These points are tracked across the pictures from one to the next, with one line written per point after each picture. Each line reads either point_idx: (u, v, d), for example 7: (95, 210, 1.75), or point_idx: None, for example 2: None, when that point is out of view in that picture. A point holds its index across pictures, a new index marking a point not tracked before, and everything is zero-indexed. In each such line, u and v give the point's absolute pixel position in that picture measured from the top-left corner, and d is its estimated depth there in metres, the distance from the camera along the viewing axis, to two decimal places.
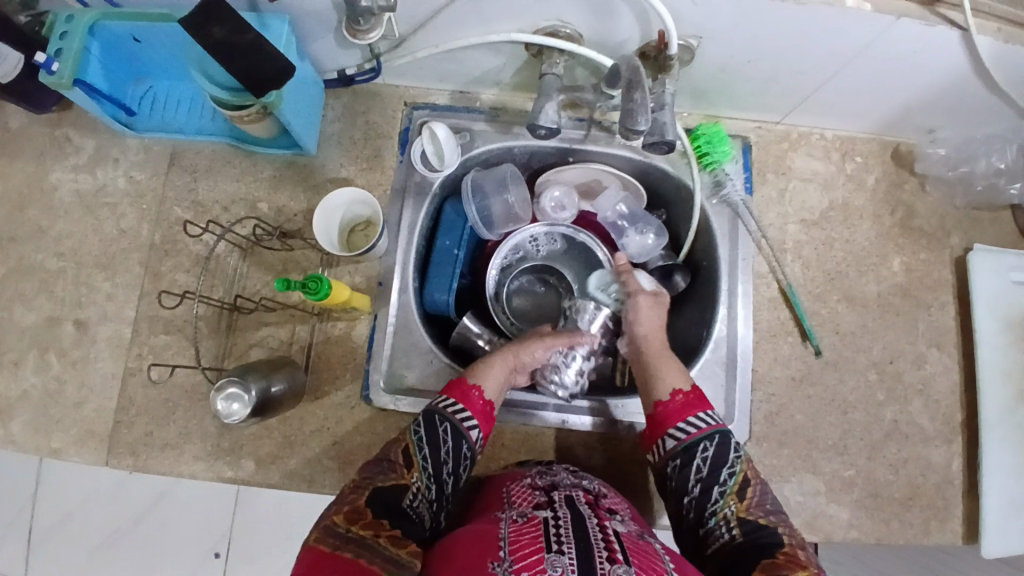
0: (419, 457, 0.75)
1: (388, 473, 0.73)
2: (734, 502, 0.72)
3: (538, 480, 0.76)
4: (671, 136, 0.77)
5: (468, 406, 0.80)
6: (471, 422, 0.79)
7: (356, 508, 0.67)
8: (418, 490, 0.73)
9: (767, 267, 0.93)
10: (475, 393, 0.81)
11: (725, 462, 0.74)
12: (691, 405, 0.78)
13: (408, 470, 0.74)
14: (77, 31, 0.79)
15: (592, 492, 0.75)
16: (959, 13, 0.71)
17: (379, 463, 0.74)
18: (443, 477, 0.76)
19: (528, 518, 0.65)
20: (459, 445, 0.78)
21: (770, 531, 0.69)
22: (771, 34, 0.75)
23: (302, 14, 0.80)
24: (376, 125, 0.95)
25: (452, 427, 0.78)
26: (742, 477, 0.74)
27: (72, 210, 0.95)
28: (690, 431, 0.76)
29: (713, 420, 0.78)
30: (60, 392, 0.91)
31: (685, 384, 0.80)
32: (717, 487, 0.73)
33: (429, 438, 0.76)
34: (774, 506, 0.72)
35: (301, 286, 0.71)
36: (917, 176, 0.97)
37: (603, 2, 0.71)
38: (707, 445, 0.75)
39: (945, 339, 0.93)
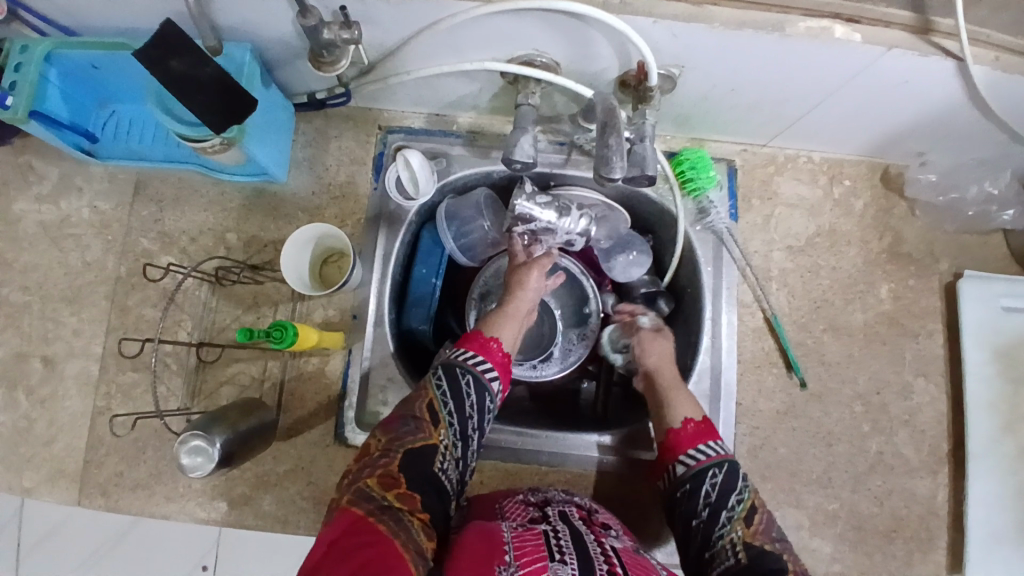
0: (445, 413, 0.71)
1: (417, 431, 0.69)
2: (742, 528, 0.69)
3: (530, 496, 0.76)
4: (652, 170, 0.72)
5: (488, 357, 0.78)
6: (491, 373, 0.77)
7: (389, 474, 0.64)
8: (446, 449, 0.70)
9: (751, 296, 0.92)
10: (493, 345, 0.79)
11: (734, 488, 0.71)
12: (702, 433, 0.77)
13: (436, 428, 0.70)
14: (30, 61, 0.74)
15: (584, 508, 0.75)
16: (954, 43, 0.67)
17: (405, 421, 0.69)
18: (469, 432, 0.73)
19: (529, 528, 0.65)
20: (483, 398, 0.75)
21: (775, 558, 0.67)
22: (756, 64, 0.72)
23: (265, 41, 0.76)
24: (350, 150, 0.92)
25: (474, 380, 0.75)
26: (751, 504, 0.71)
27: (36, 242, 0.92)
28: (699, 458, 0.74)
29: (722, 450, 0.75)
30: (29, 430, 0.88)
31: (696, 412, 0.79)
32: (724, 513, 0.70)
33: (453, 392, 0.73)
34: (781, 535, 0.70)
35: (265, 334, 0.71)
36: (907, 201, 0.95)
37: (578, 33, 0.68)
38: (716, 471, 0.73)
39: (932, 368, 0.92)
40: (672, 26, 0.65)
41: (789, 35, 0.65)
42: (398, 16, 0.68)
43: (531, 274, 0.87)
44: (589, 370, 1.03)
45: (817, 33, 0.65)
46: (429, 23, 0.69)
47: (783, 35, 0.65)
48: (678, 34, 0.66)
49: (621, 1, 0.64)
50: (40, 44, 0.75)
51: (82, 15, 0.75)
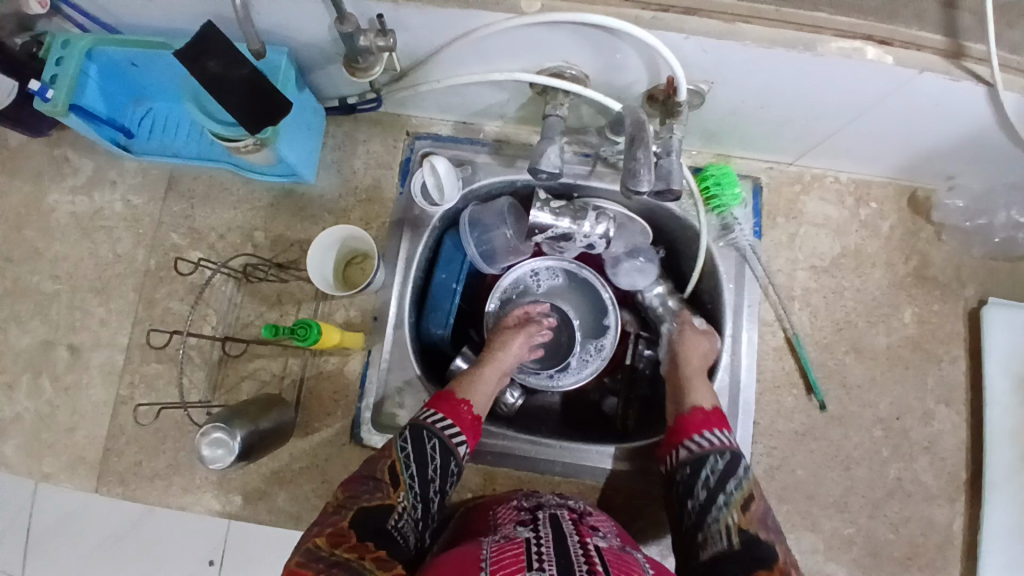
0: (406, 475, 0.71)
1: (375, 491, 0.69)
2: (737, 514, 0.71)
3: (524, 501, 0.76)
4: (677, 185, 0.73)
5: (457, 421, 0.77)
6: (459, 438, 0.77)
7: (339, 531, 0.64)
8: (404, 509, 0.70)
9: (773, 315, 0.91)
10: (464, 408, 0.79)
11: (733, 475, 0.74)
12: (710, 422, 0.79)
13: (394, 489, 0.70)
14: (72, 57, 0.77)
15: (577, 511, 0.74)
16: (986, 69, 0.66)
17: (365, 481, 0.70)
18: (430, 495, 0.73)
19: (510, 538, 0.64)
20: (447, 462, 0.75)
21: (767, 545, 0.69)
22: (786, 83, 0.72)
23: (301, 45, 0.78)
24: (377, 155, 0.93)
25: (440, 444, 0.75)
26: (749, 492, 0.73)
27: (68, 233, 0.94)
28: (703, 444, 0.77)
29: (728, 440, 0.78)
30: (52, 417, 0.90)
31: (706, 403, 0.81)
32: (722, 497, 0.72)
33: (416, 455, 0.73)
34: (776, 526, 0.72)
35: (289, 331, 0.72)
36: (934, 225, 0.94)
37: (610, 46, 0.68)
38: (717, 459, 0.75)
39: (956, 396, 0.90)
40: (704, 42, 0.65)
41: (821, 54, 0.65)
42: (431, 24, 0.69)
43: (516, 339, 0.90)
44: (606, 383, 1.03)
45: (851, 53, 0.65)
46: (462, 32, 0.70)
47: (815, 53, 0.65)
48: (709, 50, 0.67)
49: (652, 16, 0.65)
50: (82, 40, 0.77)
51: (124, 14, 0.77)
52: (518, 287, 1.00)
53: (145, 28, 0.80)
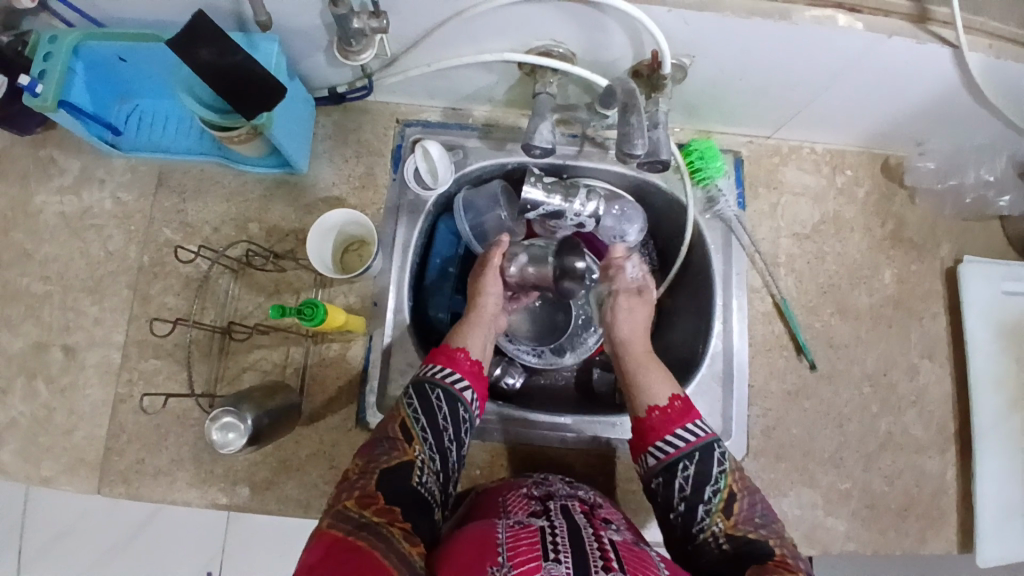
0: (419, 429, 0.76)
1: (391, 450, 0.73)
2: (721, 520, 0.73)
3: (534, 490, 0.78)
4: (666, 155, 0.76)
5: (456, 368, 0.82)
6: (461, 382, 0.81)
7: (366, 494, 0.67)
8: (423, 463, 0.74)
9: (760, 281, 0.94)
10: (461, 355, 0.83)
11: (709, 479, 0.75)
12: (670, 421, 0.78)
13: (410, 445, 0.74)
14: (59, 51, 0.76)
15: (587, 502, 0.77)
16: (951, 31, 0.71)
17: (380, 442, 0.74)
18: (447, 445, 0.77)
19: (525, 525, 0.66)
20: (456, 410, 0.79)
21: (761, 545, 0.70)
22: (764, 54, 0.75)
23: (291, 33, 0.79)
24: (368, 142, 0.94)
25: (445, 394, 0.79)
26: (727, 493, 0.74)
27: (57, 233, 0.93)
28: (670, 449, 0.77)
29: (705, 430, 0.78)
30: (49, 419, 0.89)
31: (661, 398, 0.80)
32: (702, 506, 0.74)
33: (424, 408, 0.77)
34: (764, 518, 0.73)
35: (296, 312, 0.72)
36: (907, 189, 0.99)
37: (597, 23, 0.71)
38: (688, 463, 0.75)
39: (937, 350, 0.95)
40: (685, 14, 0.68)
41: (795, 23, 0.69)
42: (421, 6, 0.70)
43: (488, 277, 0.89)
44: (601, 360, 1.04)
45: (822, 21, 0.69)
46: (452, 14, 0.72)
47: (790, 22, 0.69)
48: (691, 22, 0.69)
49: None
50: (69, 35, 0.77)
51: (110, 8, 0.77)
52: None
53: (131, 23, 0.81)
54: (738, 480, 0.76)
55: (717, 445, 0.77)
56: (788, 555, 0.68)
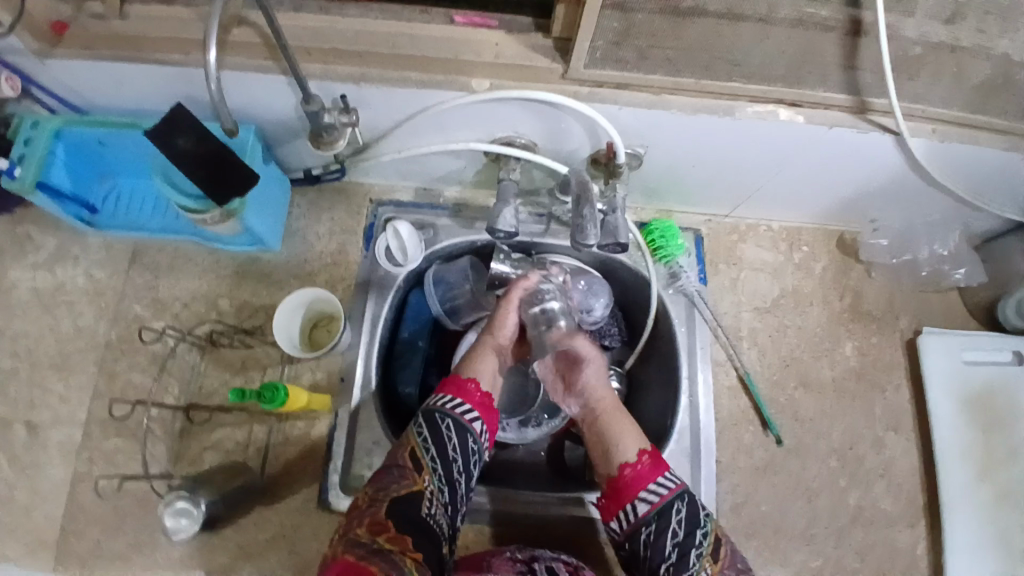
0: (427, 459, 0.73)
1: (399, 480, 0.71)
2: (711, 565, 0.70)
3: (518, 552, 0.77)
4: (624, 238, 0.78)
5: (467, 399, 0.78)
6: (472, 414, 0.77)
7: (377, 521, 0.67)
8: (432, 495, 0.71)
9: (724, 354, 0.96)
10: (472, 386, 0.80)
11: (698, 524, 0.72)
12: (642, 477, 0.74)
13: (419, 474, 0.72)
14: (40, 137, 0.80)
15: (571, 565, 0.76)
16: (892, 120, 0.75)
17: (389, 471, 0.72)
18: (455, 476, 0.74)
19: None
20: (465, 440, 0.76)
21: None
22: (715, 143, 0.80)
23: (268, 122, 0.83)
24: (341, 221, 0.97)
25: (454, 424, 0.76)
26: (715, 536, 0.72)
27: (29, 309, 0.94)
28: (657, 497, 0.73)
29: (674, 481, 0.75)
30: (8, 499, 0.87)
31: (634, 454, 0.76)
32: (695, 551, 0.71)
33: (433, 439, 0.74)
34: (745, 563, 0.72)
35: (257, 395, 0.75)
36: (863, 263, 1.02)
37: (554, 118, 0.75)
38: (680, 506, 0.73)
39: (901, 422, 0.96)
40: (637, 111, 0.73)
41: (739, 117, 0.73)
42: (388, 101, 0.74)
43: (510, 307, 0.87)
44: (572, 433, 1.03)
45: (765, 115, 0.73)
46: (421, 108, 0.76)
47: (734, 118, 0.73)
48: (642, 117, 0.74)
49: (590, 91, 0.71)
50: (51, 120, 0.81)
51: (94, 97, 0.81)
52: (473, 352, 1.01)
53: (113, 110, 0.84)
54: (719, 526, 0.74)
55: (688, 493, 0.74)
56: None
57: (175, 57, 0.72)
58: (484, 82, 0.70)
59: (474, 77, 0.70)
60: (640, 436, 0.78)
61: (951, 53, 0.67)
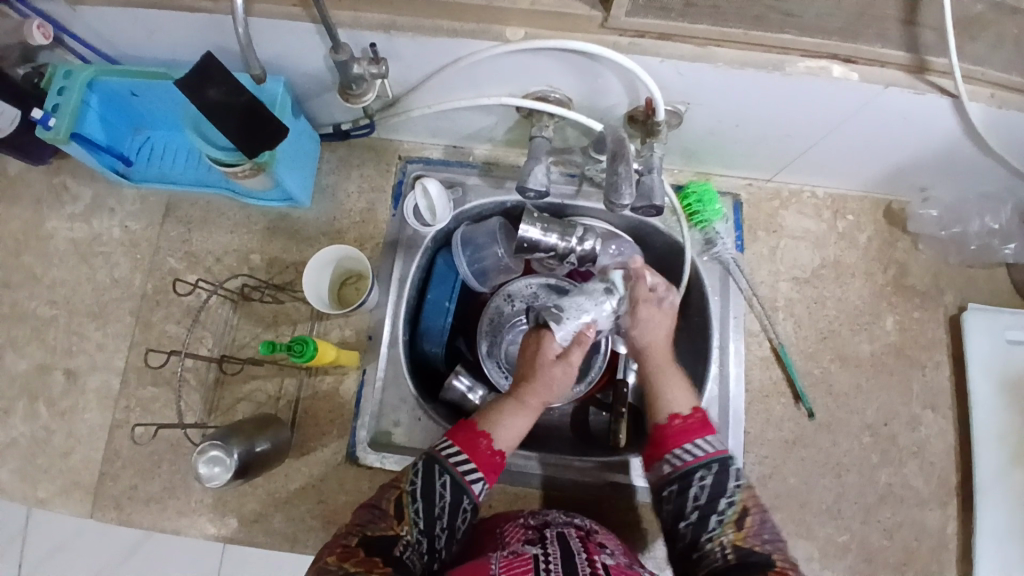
0: (411, 508, 0.69)
1: (379, 521, 0.69)
2: (732, 530, 0.69)
3: (532, 519, 0.77)
4: (659, 201, 0.76)
5: (472, 455, 0.74)
6: (474, 475, 0.73)
7: (348, 549, 0.65)
8: (409, 542, 0.68)
9: (758, 326, 0.93)
10: (482, 442, 0.75)
11: (724, 491, 0.71)
12: (691, 430, 0.76)
13: (398, 521, 0.69)
14: (74, 87, 0.79)
15: (584, 529, 0.75)
16: (950, 81, 0.69)
17: (372, 509, 0.70)
18: (437, 531, 0.70)
19: (518, 554, 0.66)
20: (459, 499, 0.71)
21: (764, 558, 0.66)
22: (758, 102, 0.76)
23: (297, 75, 0.81)
24: (371, 178, 0.97)
25: (451, 481, 0.71)
26: (741, 506, 0.71)
27: (66, 259, 0.96)
28: (687, 458, 0.74)
29: (717, 446, 0.75)
30: (48, 441, 0.91)
31: (687, 408, 0.79)
32: (715, 516, 0.70)
33: (424, 489, 0.70)
34: (772, 535, 0.69)
35: (286, 348, 0.76)
36: (910, 235, 0.97)
37: (591, 71, 0.72)
38: (705, 473, 0.72)
39: (939, 401, 0.92)
40: (679, 65, 0.69)
41: (789, 74, 0.69)
42: (420, 53, 0.73)
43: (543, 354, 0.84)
44: (597, 398, 1.03)
45: (817, 71, 0.69)
46: (452, 59, 0.73)
47: (784, 73, 0.69)
48: (684, 72, 0.71)
49: (630, 41, 0.68)
50: (84, 70, 0.80)
51: (127, 46, 0.80)
52: (495, 315, 1.02)
53: (145, 60, 0.83)
54: (755, 498, 0.72)
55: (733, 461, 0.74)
56: (789, 568, 0.65)
57: (205, 5, 0.70)
58: (519, 31, 0.68)
59: (509, 26, 0.68)
60: (691, 394, 0.80)
61: (1012, 15, 0.64)
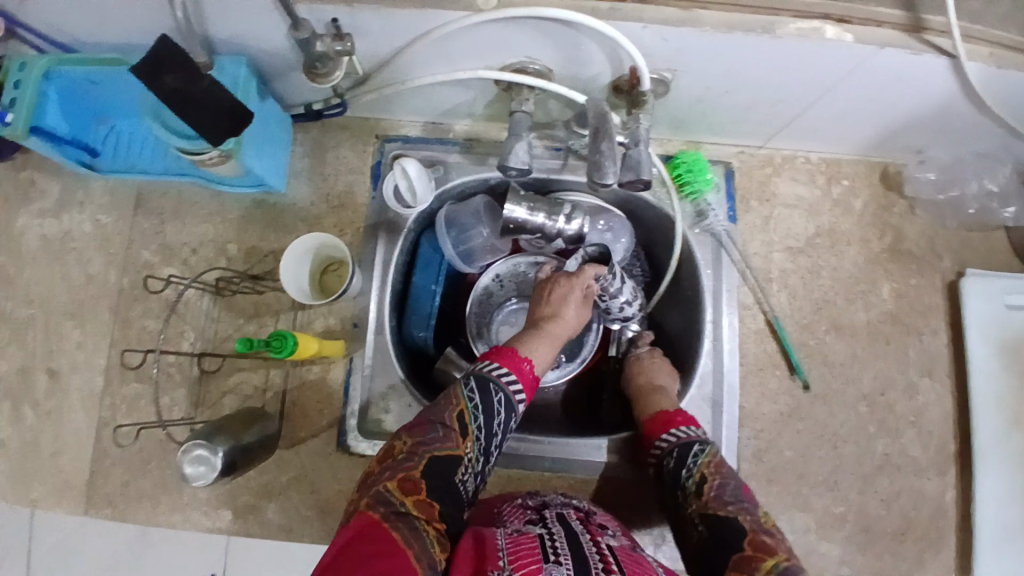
0: (474, 426, 0.70)
1: (444, 440, 0.67)
2: (696, 499, 0.69)
3: (529, 500, 0.76)
4: (647, 174, 0.72)
5: (519, 377, 0.76)
6: (519, 393, 0.75)
7: (409, 479, 0.63)
8: (469, 461, 0.68)
9: (752, 298, 0.91)
10: (526, 366, 0.77)
11: (685, 463, 0.72)
12: (664, 423, 0.78)
13: (463, 439, 0.69)
14: (30, 78, 0.75)
15: (582, 510, 0.74)
16: (947, 40, 0.66)
17: (433, 427, 0.68)
18: (490, 448, 0.72)
19: (523, 533, 0.64)
20: (508, 417, 0.73)
21: (727, 518, 0.65)
22: (748, 67, 0.72)
23: (261, 55, 0.77)
24: (348, 160, 0.93)
25: (505, 399, 0.73)
26: (701, 474, 0.70)
27: (39, 257, 0.93)
28: (663, 445, 0.76)
29: (692, 432, 0.76)
30: (35, 444, 0.89)
31: (670, 405, 0.81)
32: (681, 491, 0.71)
33: (484, 406, 0.71)
34: (737, 497, 0.67)
35: (265, 344, 0.74)
36: (907, 199, 0.94)
37: (569, 40, 0.68)
38: (670, 456, 0.74)
39: (936, 368, 0.91)
40: (663, 30, 0.65)
41: (779, 36, 0.65)
42: (388, 27, 0.68)
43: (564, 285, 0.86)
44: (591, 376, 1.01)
45: (809, 33, 0.65)
46: (421, 33, 0.69)
47: (774, 36, 0.65)
48: (670, 38, 0.66)
49: (610, 7, 0.64)
50: (39, 61, 0.75)
51: (80, 34, 0.76)
52: (485, 297, 1.00)
53: (101, 47, 0.79)
54: (722, 464, 0.71)
55: (699, 442, 0.74)
56: (754, 527, 0.64)
57: None
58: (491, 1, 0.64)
59: None
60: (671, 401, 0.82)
61: None
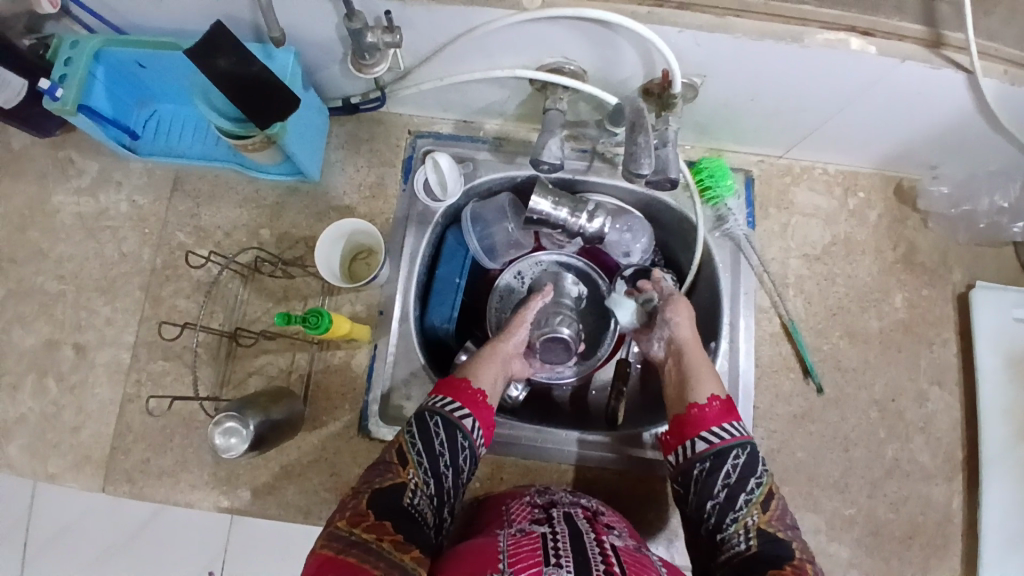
0: (413, 453, 0.71)
1: (386, 473, 0.69)
2: (758, 513, 0.70)
3: (538, 498, 0.77)
4: (674, 173, 0.76)
5: (458, 397, 0.75)
6: (462, 412, 0.74)
7: (358, 512, 0.64)
8: (417, 486, 0.69)
9: (768, 301, 0.94)
10: (465, 385, 0.77)
11: (753, 473, 0.72)
12: (721, 415, 0.75)
13: (404, 468, 0.70)
14: (80, 56, 0.77)
15: (590, 510, 0.75)
16: (966, 57, 0.69)
17: (376, 467, 0.70)
18: (441, 471, 0.71)
19: (526, 533, 0.66)
20: (454, 437, 0.73)
21: (786, 545, 0.68)
22: (774, 76, 0.75)
23: (308, 45, 0.80)
24: (380, 152, 0.96)
25: (443, 421, 0.73)
26: (767, 489, 0.72)
27: (73, 233, 0.95)
28: (719, 439, 0.73)
29: (741, 431, 0.74)
30: (58, 416, 0.91)
31: (719, 390, 0.77)
32: (743, 496, 0.71)
33: (421, 434, 0.72)
34: (792, 522, 0.71)
35: (301, 320, 0.75)
36: (919, 213, 0.97)
37: (607, 39, 0.71)
38: (738, 454, 0.72)
39: (946, 377, 0.93)
40: (697, 35, 0.68)
41: (808, 46, 0.68)
42: (435, 22, 0.72)
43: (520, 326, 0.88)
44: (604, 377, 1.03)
45: (836, 44, 0.68)
46: (465, 30, 0.73)
47: (802, 45, 0.68)
48: (702, 43, 0.70)
49: (648, 11, 0.68)
50: (90, 41, 0.78)
51: (132, 16, 0.79)
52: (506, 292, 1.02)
53: (151, 31, 0.82)
54: (772, 483, 0.74)
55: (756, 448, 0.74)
56: (807, 558, 0.67)
57: None
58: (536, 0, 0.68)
59: None
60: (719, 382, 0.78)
61: None
